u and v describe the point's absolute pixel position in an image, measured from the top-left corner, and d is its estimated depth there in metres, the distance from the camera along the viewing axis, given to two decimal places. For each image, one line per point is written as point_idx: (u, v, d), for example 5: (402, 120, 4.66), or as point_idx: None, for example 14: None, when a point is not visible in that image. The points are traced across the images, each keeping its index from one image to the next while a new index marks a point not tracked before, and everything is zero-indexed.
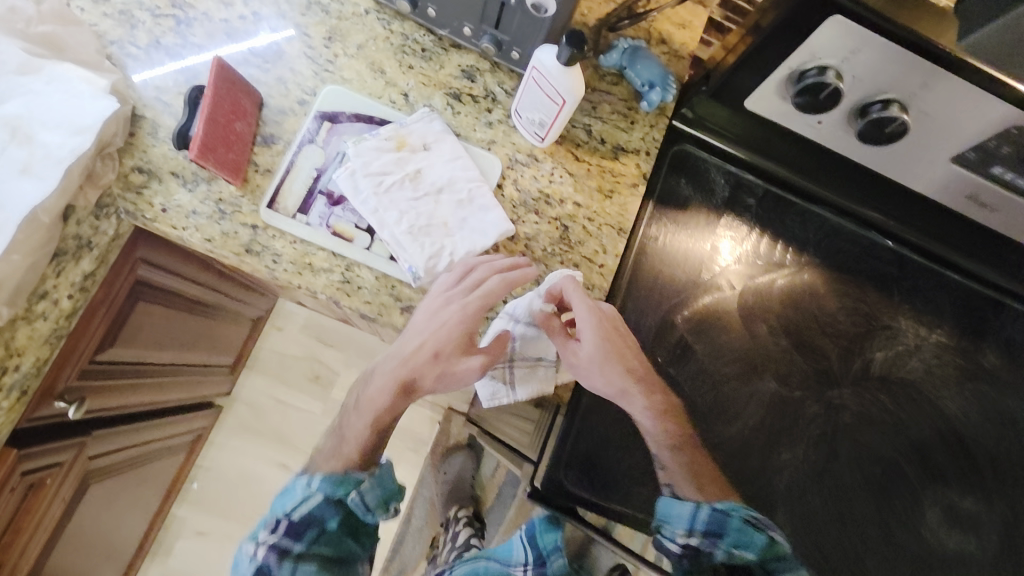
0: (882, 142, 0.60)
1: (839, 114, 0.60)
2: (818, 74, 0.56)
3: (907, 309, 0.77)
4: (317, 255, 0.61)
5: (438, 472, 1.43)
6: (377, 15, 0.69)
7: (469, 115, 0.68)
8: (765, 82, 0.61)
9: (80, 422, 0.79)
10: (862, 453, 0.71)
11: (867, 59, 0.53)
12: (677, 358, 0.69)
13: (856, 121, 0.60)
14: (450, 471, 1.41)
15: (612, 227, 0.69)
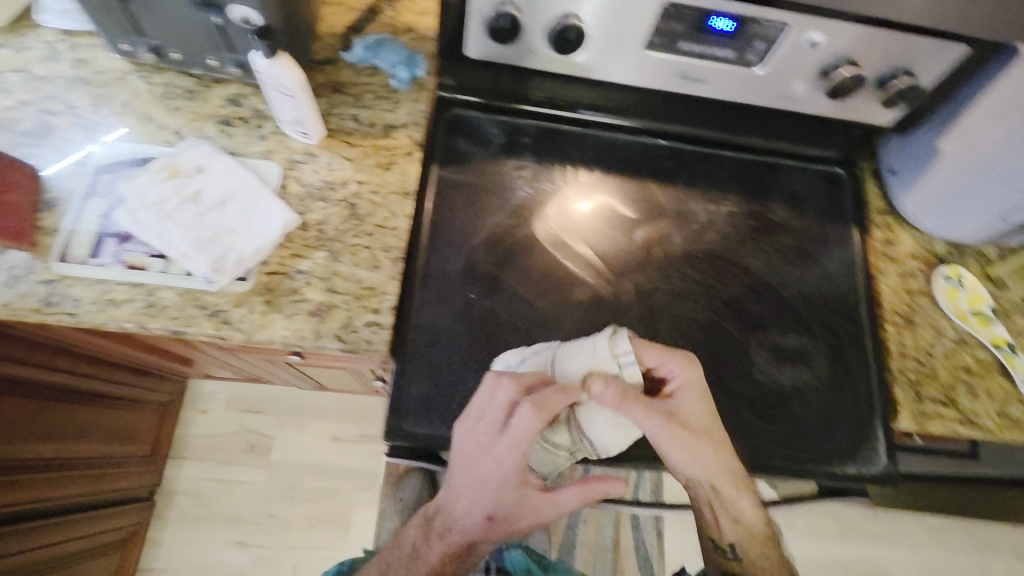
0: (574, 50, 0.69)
1: (536, 38, 0.69)
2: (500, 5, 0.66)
3: (690, 193, 0.85)
4: (119, 290, 0.66)
5: (396, 498, 1.37)
6: (137, 74, 0.76)
7: (241, 133, 0.74)
8: (469, 26, 0.70)
9: None
10: (679, 323, 0.78)
11: None
12: (487, 289, 0.75)
13: (549, 41, 0.69)
14: (405, 493, 1.37)
15: (397, 193, 0.75)
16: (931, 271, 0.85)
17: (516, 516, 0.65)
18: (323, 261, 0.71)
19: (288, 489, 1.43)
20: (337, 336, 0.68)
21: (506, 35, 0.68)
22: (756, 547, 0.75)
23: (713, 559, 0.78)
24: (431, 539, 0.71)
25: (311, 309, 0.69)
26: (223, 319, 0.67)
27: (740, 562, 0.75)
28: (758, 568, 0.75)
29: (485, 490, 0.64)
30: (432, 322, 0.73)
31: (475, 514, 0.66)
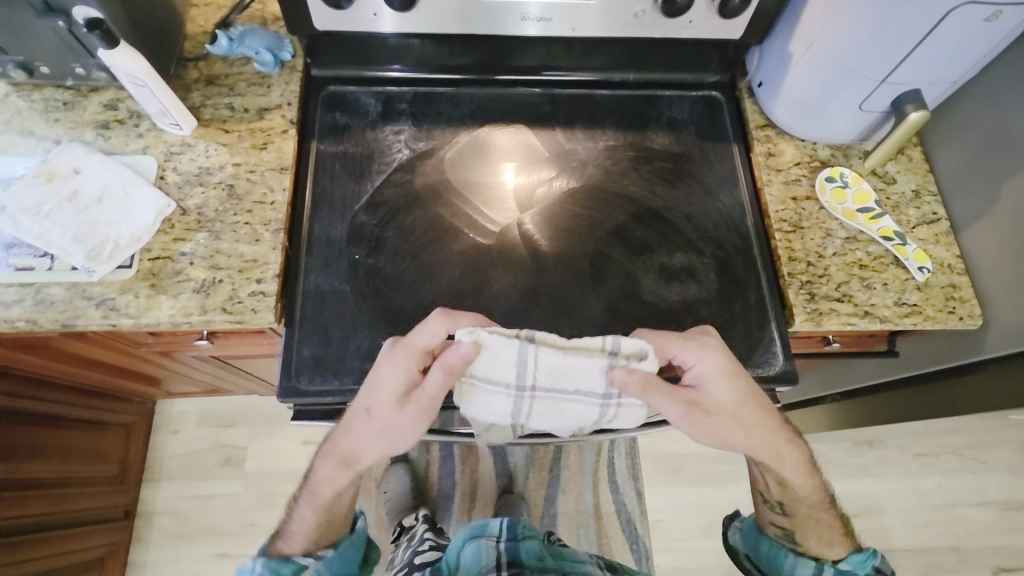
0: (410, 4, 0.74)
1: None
2: None
3: (569, 133, 0.87)
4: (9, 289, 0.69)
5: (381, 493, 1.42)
6: (17, 95, 0.79)
7: (120, 135, 0.78)
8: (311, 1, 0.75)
9: None
10: (562, 258, 0.79)
11: None
12: (372, 249, 0.77)
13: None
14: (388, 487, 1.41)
15: (274, 169, 0.78)
16: (814, 176, 0.86)
17: (393, 422, 0.65)
18: (205, 241, 0.74)
19: (265, 496, 1.45)
20: (223, 308, 0.71)
21: None
22: (805, 483, 0.79)
23: (763, 515, 0.84)
24: (327, 454, 0.72)
25: (196, 287, 0.71)
26: (110, 306, 0.69)
27: (787, 515, 0.81)
28: (801, 505, 0.80)
29: (375, 399, 0.65)
30: (319, 286, 0.75)
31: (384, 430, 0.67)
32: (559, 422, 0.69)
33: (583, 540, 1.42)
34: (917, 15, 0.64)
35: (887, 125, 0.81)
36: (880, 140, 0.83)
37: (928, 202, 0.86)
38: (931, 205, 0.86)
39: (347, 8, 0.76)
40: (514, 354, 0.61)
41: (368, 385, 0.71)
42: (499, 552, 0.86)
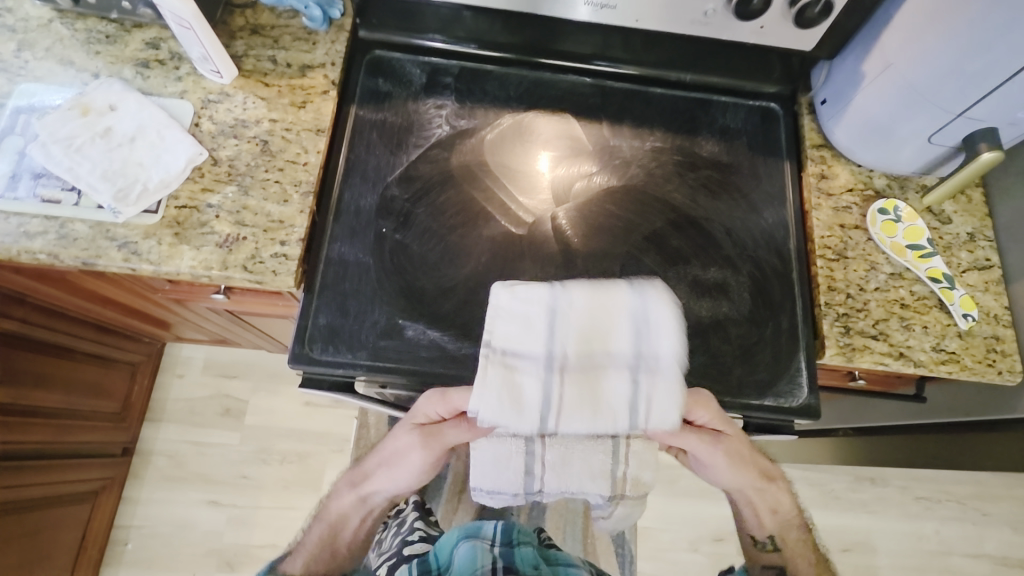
0: None
1: None
2: None
3: (616, 128, 0.83)
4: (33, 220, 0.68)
5: None
6: (60, 22, 0.78)
7: (158, 76, 0.76)
8: None
9: None
10: (595, 258, 0.76)
11: None
12: (400, 224, 0.75)
13: None
14: None
15: (310, 130, 0.76)
16: (866, 205, 0.81)
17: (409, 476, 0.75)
18: (233, 195, 0.72)
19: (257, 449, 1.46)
20: (243, 267, 0.69)
21: None
22: (795, 532, 0.80)
23: (756, 556, 0.81)
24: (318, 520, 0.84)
25: (219, 242, 0.70)
26: (132, 250, 0.68)
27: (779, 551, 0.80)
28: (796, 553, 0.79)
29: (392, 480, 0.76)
30: (341, 256, 0.73)
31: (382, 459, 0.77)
32: (579, 483, 0.64)
33: (569, 538, 1.35)
34: (1013, 50, 0.59)
35: (953, 160, 0.76)
36: (944, 176, 0.78)
37: (983, 247, 0.81)
38: (985, 250, 0.81)
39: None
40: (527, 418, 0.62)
41: (380, 363, 0.70)
42: (493, 557, 0.81)
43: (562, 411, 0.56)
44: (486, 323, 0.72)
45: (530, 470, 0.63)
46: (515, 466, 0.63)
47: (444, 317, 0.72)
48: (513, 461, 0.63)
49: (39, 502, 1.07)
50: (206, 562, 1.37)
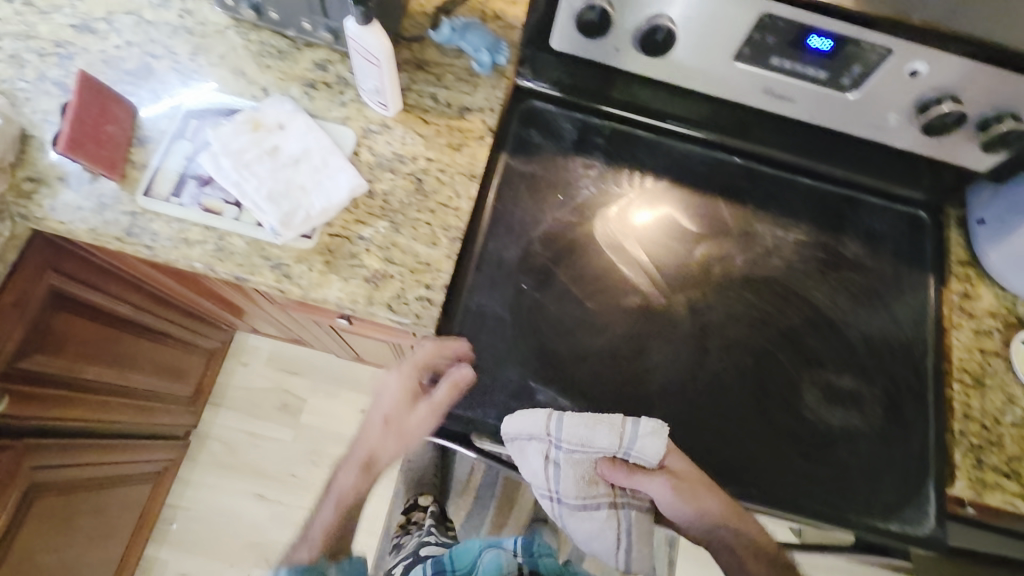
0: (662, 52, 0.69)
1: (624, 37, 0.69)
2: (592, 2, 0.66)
3: (761, 215, 0.82)
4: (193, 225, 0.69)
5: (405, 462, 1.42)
6: (236, 29, 0.78)
7: (324, 98, 0.77)
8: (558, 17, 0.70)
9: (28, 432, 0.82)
10: (729, 347, 0.74)
11: None
12: (541, 283, 0.74)
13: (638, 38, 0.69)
14: (415, 459, 1.40)
15: (464, 174, 0.76)
16: (1010, 331, 0.77)
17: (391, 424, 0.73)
18: (385, 231, 0.72)
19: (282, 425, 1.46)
20: (388, 305, 0.69)
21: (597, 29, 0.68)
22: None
23: None
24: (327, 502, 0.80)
25: (367, 276, 0.70)
26: (284, 273, 0.69)
27: None
28: None
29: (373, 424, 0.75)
30: (483, 309, 0.73)
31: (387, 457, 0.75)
32: (593, 491, 0.70)
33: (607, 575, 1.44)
34: None
35: None
36: None
37: None
38: None
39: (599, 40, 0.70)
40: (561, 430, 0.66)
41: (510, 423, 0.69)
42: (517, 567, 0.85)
43: (575, 437, 0.66)
44: (618, 399, 0.71)
45: (551, 480, 0.69)
46: (533, 464, 0.68)
47: (577, 386, 0.71)
48: (527, 453, 0.68)
49: (121, 479, 1.08)
50: (245, 555, 1.37)
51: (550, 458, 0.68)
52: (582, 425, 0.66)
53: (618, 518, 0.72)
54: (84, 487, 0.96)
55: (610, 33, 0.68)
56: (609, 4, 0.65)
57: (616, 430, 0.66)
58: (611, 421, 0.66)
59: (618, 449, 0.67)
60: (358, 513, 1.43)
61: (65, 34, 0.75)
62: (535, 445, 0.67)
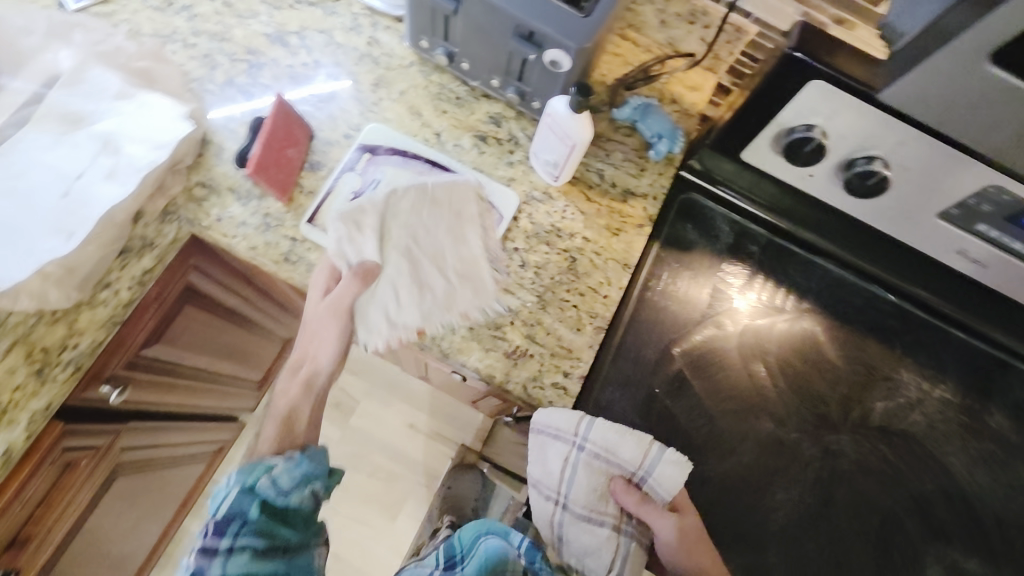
0: (861, 194, 0.67)
1: (825, 168, 0.67)
2: (805, 130, 0.63)
3: (908, 362, 0.78)
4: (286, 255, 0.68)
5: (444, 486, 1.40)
6: (419, 67, 0.78)
7: (493, 154, 0.76)
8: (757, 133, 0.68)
9: (128, 413, 0.80)
10: (857, 501, 0.71)
11: (846, 119, 0.60)
12: (674, 390, 0.71)
13: (840, 173, 0.66)
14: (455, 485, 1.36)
15: (617, 261, 0.74)
16: None
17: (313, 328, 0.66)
18: (532, 306, 0.70)
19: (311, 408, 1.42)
20: (524, 386, 0.67)
21: (803, 157, 0.65)
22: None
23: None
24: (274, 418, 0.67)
25: (507, 351, 0.68)
26: (428, 330, 0.68)
27: None
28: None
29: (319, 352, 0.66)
30: (612, 405, 0.70)
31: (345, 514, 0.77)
32: (599, 510, 0.68)
33: None
34: None
35: None
36: None
37: None
38: None
39: (799, 164, 0.67)
40: (595, 432, 0.66)
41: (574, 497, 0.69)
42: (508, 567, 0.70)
43: (602, 441, 0.66)
44: (733, 532, 0.68)
45: (563, 481, 0.67)
46: (550, 466, 0.67)
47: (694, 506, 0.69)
48: (550, 443, 0.66)
49: (184, 459, 1.07)
50: None
51: (570, 458, 0.66)
52: (612, 435, 0.66)
53: (616, 543, 0.69)
54: (157, 464, 0.96)
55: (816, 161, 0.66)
56: (825, 134, 0.63)
57: (644, 447, 0.66)
58: (642, 438, 0.66)
59: (637, 469, 0.67)
60: (387, 527, 1.43)
61: (258, 43, 0.75)
62: (559, 434, 0.66)
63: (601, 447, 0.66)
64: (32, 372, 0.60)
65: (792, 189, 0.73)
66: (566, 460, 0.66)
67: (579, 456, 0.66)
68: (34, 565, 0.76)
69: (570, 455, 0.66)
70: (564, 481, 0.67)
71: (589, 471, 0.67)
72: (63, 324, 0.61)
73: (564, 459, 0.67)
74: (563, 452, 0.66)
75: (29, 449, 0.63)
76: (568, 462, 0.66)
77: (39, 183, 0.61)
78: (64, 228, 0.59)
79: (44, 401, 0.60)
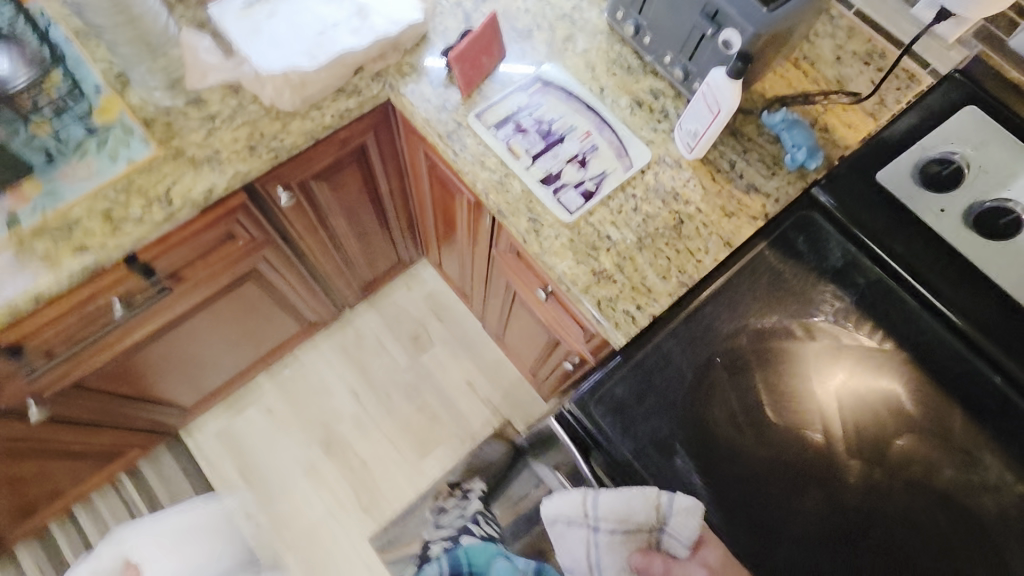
0: (996, 235, 0.78)
1: (961, 197, 0.79)
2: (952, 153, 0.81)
3: (997, 447, 0.72)
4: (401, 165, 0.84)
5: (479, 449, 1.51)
6: (606, 35, 0.90)
7: (642, 118, 0.85)
8: (905, 152, 0.82)
9: (279, 228, 0.97)
10: (887, 546, 0.67)
11: (995, 150, 0.80)
12: (734, 367, 0.73)
13: (971, 209, 0.79)
14: (488, 451, 1.49)
15: (721, 237, 0.80)
16: None
17: None
18: (630, 243, 0.78)
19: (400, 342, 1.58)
20: (597, 301, 0.75)
21: (946, 173, 0.80)
22: None
23: None
24: None
25: (595, 268, 0.76)
26: (535, 228, 0.77)
27: None
28: None
29: None
30: (670, 354, 0.74)
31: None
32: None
33: None
34: None
35: None
36: None
37: None
38: None
39: (936, 192, 0.80)
40: (603, 502, 0.69)
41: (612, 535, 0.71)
42: None
43: (609, 515, 0.69)
44: (746, 516, 0.68)
45: (591, 563, 0.72)
46: (575, 550, 0.73)
47: (717, 476, 0.69)
48: (570, 526, 0.72)
49: (289, 307, 1.24)
50: (316, 431, 1.51)
51: (588, 532, 0.71)
52: (617, 504, 0.68)
53: None
54: (272, 292, 1.13)
55: (954, 189, 0.79)
56: (965, 163, 0.80)
57: (652, 502, 0.66)
58: (647, 495, 0.66)
59: (655, 526, 0.67)
60: (414, 461, 1.50)
61: None
62: (577, 515, 0.72)
63: (613, 522, 0.69)
64: (250, 146, 0.78)
65: (925, 233, 0.79)
66: (586, 538, 0.71)
67: (597, 532, 0.70)
68: (176, 306, 0.92)
69: (589, 528, 0.71)
70: (592, 559, 0.72)
71: (610, 547, 0.70)
72: (282, 123, 0.79)
73: (584, 536, 0.72)
74: (580, 531, 0.72)
75: (219, 203, 0.80)
76: (590, 537, 0.71)
77: (308, 21, 0.81)
78: (311, 53, 0.78)
79: (248, 169, 0.77)
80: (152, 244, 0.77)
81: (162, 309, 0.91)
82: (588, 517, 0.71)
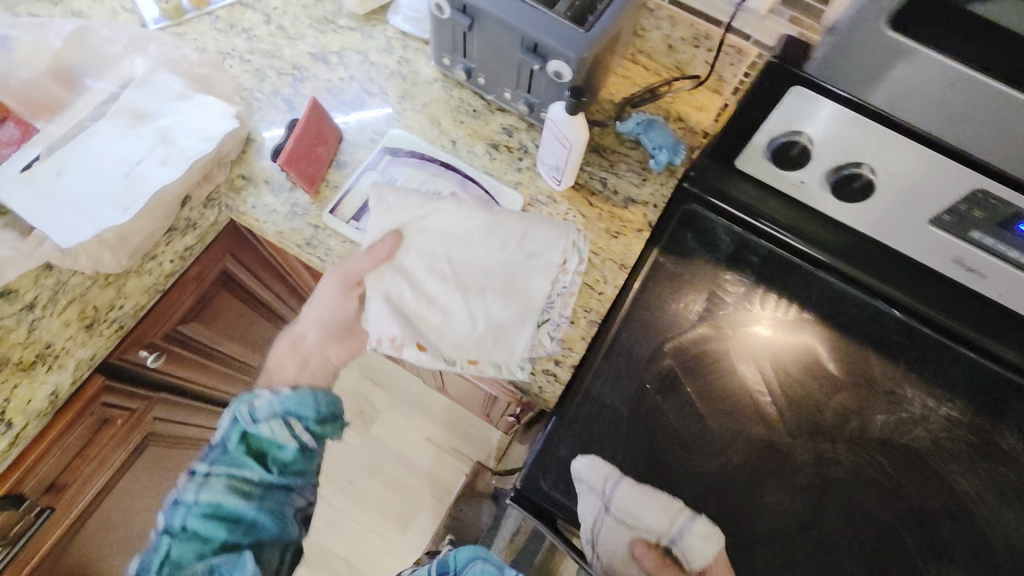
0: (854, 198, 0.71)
1: (815, 173, 0.71)
2: (791, 135, 0.69)
3: (913, 378, 0.76)
4: (274, 370, 0.73)
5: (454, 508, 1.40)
6: (442, 83, 0.86)
7: (503, 161, 0.82)
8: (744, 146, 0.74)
9: (166, 386, 0.88)
10: (851, 510, 0.70)
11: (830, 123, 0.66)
12: (664, 387, 0.73)
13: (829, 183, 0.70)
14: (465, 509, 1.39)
15: (614, 261, 0.79)
16: None
17: None
18: (529, 297, 0.76)
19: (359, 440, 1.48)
20: (516, 368, 0.72)
21: (794, 158, 0.70)
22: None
23: None
24: None
25: (504, 335, 0.74)
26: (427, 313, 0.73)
27: None
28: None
29: None
30: (600, 395, 0.72)
31: (284, 383, 0.70)
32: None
33: None
34: None
35: None
36: None
37: None
38: None
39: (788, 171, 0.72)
40: (622, 487, 0.68)
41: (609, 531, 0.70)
42: None
43: (626, 501, 0.68)
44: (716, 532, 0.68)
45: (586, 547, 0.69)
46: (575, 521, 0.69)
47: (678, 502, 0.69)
48: (583, 495, 0.69)
49: None
50: None
51: (597, 514, 0.69)
52: (633, 498, 0.68)
53: None
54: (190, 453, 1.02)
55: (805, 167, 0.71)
56: (811, 141, 0.68)
57: (669, 513, 0.68)
58: (666, 501, 0.68)
59: (662, 533, 0.69)
60: (397, 538, 1.44)
61: (303, 60, 0.85)
62: (592, 480, 0.69)
63: (628, 498, 0.68)
64: (84, 325, 0.69)
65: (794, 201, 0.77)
66: (595, 514, 0.69)
67: (605, 504, 0.68)
68: (71, 514, 0.82)
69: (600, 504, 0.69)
70: (592, 534, 0.69)
71: (613, 534, 0.69)
72: (116, 288, 0.70)
73: (594, 513, 0.69)
74: (590, 505, 0.69)
75: (75, 396, 0.73)
76: (598, 509, 0.69)
77: (106, 167, 0.70)
78: (121, 203, 0.68)
79: (91, 352, 0.69)
80: (6, 470, 0.69)
81: (56, 526, 0.80)
82: (602, 488, 0.68)
